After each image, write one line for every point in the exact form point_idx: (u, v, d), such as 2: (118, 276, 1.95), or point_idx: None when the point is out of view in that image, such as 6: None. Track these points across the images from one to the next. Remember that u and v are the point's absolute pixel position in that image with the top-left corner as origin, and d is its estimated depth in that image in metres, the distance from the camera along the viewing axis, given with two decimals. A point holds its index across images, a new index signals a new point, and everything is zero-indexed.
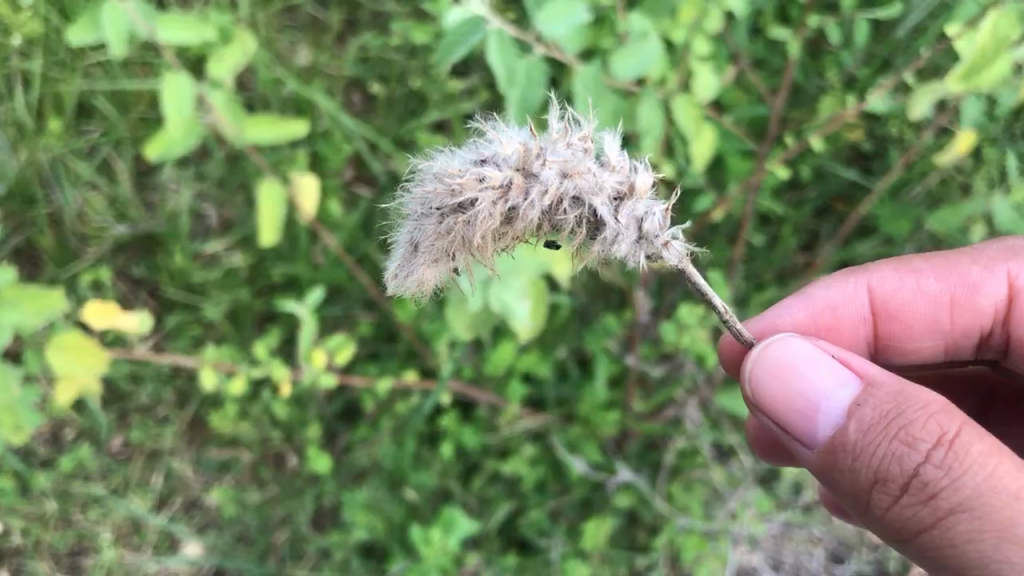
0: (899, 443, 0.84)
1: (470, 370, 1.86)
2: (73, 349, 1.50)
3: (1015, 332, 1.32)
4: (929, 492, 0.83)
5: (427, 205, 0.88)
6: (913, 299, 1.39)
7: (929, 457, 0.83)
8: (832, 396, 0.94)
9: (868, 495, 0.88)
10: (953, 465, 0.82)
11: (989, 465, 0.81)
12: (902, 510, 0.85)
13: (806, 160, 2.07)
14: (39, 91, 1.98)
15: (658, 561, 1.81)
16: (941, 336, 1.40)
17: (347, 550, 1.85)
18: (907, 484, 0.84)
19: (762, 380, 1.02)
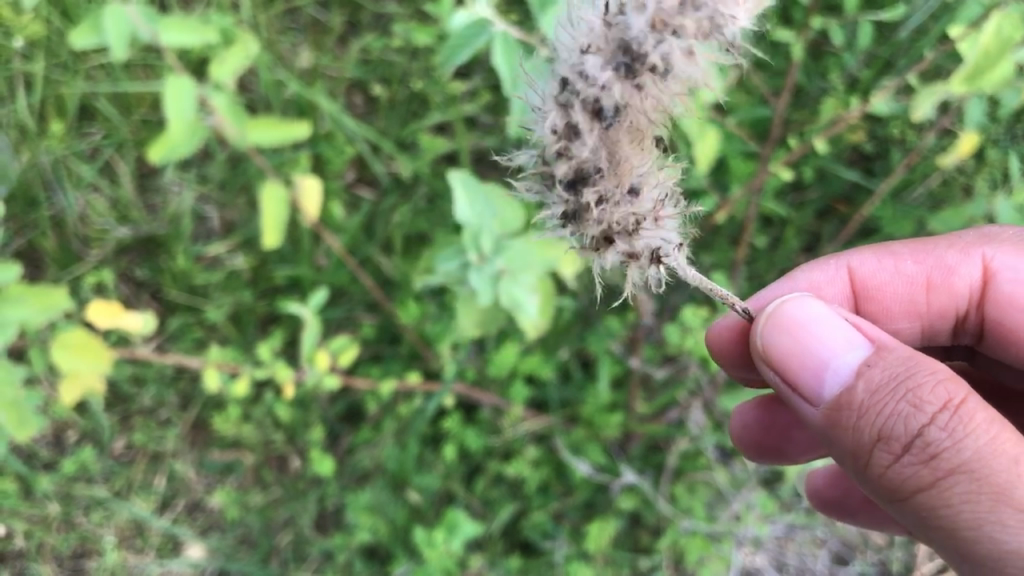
0: (908, 404, 0.82)
1: (473, 372, 1.86)
2: (78, 348, 1.49)
3: (993, 315, 1.28)
4: (931, 453, 0.81)
5: (581, 52, 0.77)
6: (892, 279, 1.35)
7: (935, 419, 0.81)
8: (842, 356, 0.91)
9: (867, 453, 0.85)
10: (958, 428, 0.80)
11: (993, 429, 0.81)
12: (901, 469, 0.83)
13: (809, 162, 2.09)
14: (40, 94, 2.00)
15: (661, 563, 1.82)
16: (919, 318, 1.35)
17: (350, 552, 1.86)
18: (909, 444, 0.82)
19: (770, 335, 0.99)
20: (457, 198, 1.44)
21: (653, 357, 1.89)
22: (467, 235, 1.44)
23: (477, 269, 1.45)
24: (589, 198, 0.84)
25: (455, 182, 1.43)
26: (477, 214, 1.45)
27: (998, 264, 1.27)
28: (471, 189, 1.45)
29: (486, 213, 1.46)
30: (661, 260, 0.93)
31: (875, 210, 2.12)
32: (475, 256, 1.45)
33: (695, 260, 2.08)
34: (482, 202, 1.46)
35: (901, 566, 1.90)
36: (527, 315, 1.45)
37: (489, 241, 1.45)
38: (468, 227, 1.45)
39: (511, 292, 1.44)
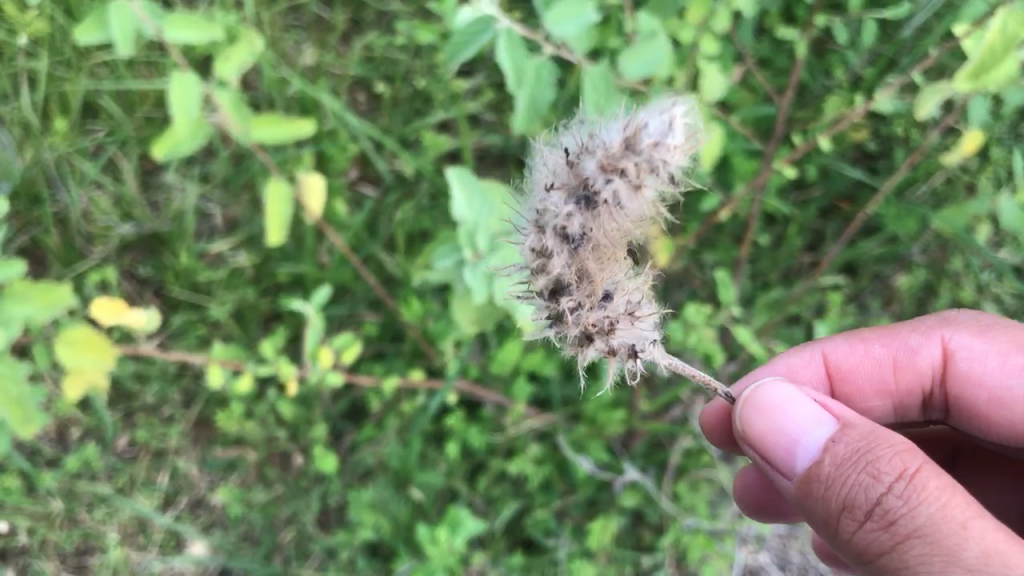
0: (868, 475, 0.93)
1: (476, 370, 1.86)
2: (82, 345, 1.49)
3: (956, 392, 1.37)
4: (889, 518, 0.90)
5: (552, 189, 0.92)
6: (862, 361, 1.46)
7: (892, 489, 0.90)
8: (814, 434, 1.02)
9: (837, 521, 0.96)
10: (912, 496, 0.89)
11: (944, 496, 0.89)
12: (866, 536, 0.93)
13: (812, 160, 2.09)
14: (44, 92, 2.01)
15: (664, 561, 1.82)
16: (890, 395, 1.46)
17: (353, 549, 1.85)
18: (870, 511, 0.91)
19: (752, 418, 1.12)
20: (453, 193, 1.44)
21: (655, 355, 1.90)
22: (462, 233, 1.43)
23: (471, 267, 1.42)
24: (565, 306, 0.98)
25: (451, 177, 1.43)
26: (472, 212, 1.45)
27: (956, 344, 1.36)
28: (468, 185, 1.45)
29: (481, 211, 1.45)
30: (637, 355, 1.05)
31: (878, 208, 2.12)
32: (470, 252, 1.43)
33: (698, 258, 2.08)
34: (479, 200, 1.45)
35: None
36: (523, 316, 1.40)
37: (485, 238, 1.43)
38: (462, 224, 1.44)
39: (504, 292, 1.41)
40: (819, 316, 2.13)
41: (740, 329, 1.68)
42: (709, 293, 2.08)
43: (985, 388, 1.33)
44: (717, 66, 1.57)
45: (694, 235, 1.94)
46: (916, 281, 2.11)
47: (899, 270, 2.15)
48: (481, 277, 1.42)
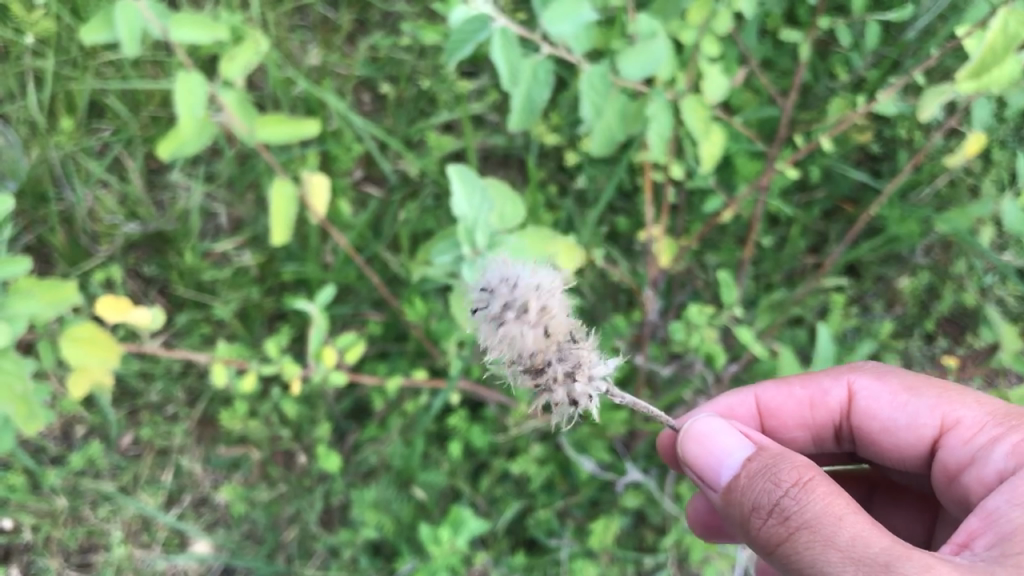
0: (772, 482, 1.02)
1: (479, 370, 1.87)
2: (85, 342, 1.48)
3: (860, 426, 1.39)
4: (784, 514, 0.98)
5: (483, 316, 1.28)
6: (785, 401, 1.48)
7: (788, 492, 0.99)
8: (736, 457, 1.12)
9: (747, 524, 1.04)
10: (803, 496, 0.97)
11: (830, 496, 0.97)
12: (767, 532, 1.00)
13: (816, 161, 2.12)
14: (51, 90, 2.05)
15: (666, 562, 1.82)
16: (809, 429, 1.48)
17: (355, 548, 1.86)
18: (769, 510, 1.00)
19: (688, 447, 1.21)
20: (452, 188, 1.41)
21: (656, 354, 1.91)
22: (462, 232, 1.40)
23: (470, 263, 1.42)
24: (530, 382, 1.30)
25: (452, 172, 1.40)
26: (473, 208, 1.42)
27: (858, 386, 1.39)
28: (469, 182, 1.41)
29: (482, 207, 1.43)
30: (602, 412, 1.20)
31: (882, 210, 2.12)
32: (469, 249, 1.41)
33: (701, 260, 2.08)
34: (479, 196, 1.42)
35: None
36: None
37: (483, 235, 1.42)
38: (462, 221, 1.41)
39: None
40: (823, 318, 2.12)
41: (740, 329, 1.68)
42: (712, 294, 2.08)
43: (879, 420, 1.36)
44: (718, 67, 1.58)
45: (697, 236, 1.95)
46: (920, 283, 2.12)
47: (903, 272, 2.15)
48: (480, 273, 1.42)
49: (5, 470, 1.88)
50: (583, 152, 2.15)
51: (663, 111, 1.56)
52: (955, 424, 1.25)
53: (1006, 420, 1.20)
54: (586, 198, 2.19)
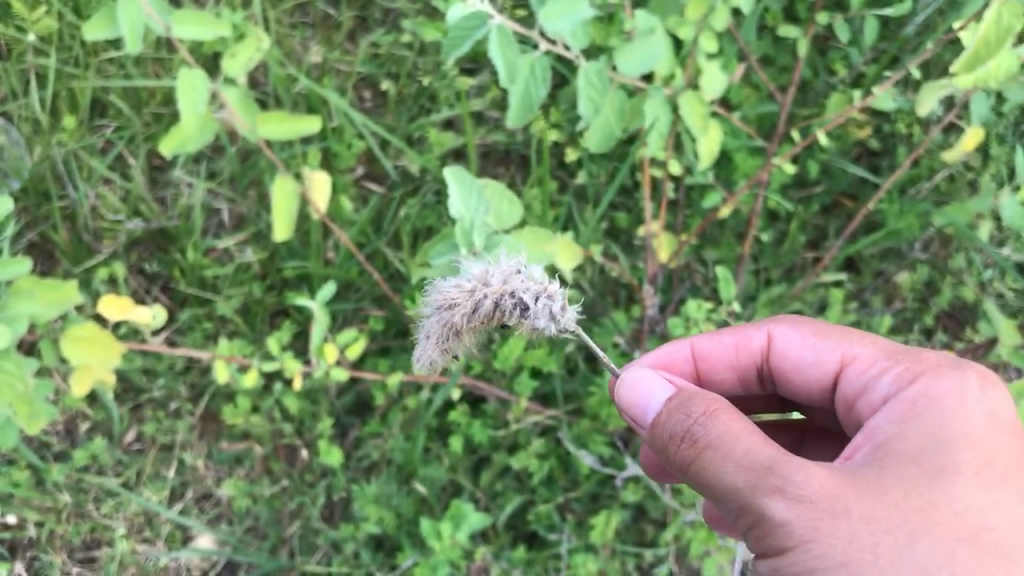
0: (678, 409, 1.11)
1: (479, 366, 1.88)
2: (86, 342, 1.48)
3: (777, 367, 1.45)
4: (694, 438, 1.07)
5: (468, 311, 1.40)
6: (715, 345, 1.52)
7: (696, 420, 1.08)
8: (658, 395, 1.20)
9: (663, 449, 1.13)
10: (708, 422, 1.06)
11: (734, 420, 1.06)
12: (679, 455, 1.09)
13: (815, 156, 2.15)
14: (53, 88, 2.09)
15: (665, 555, 1.84)
16: (736, 371, 1.53)
17: (357, 543, 1.87)
18: (681, 436, 1.08)
19: (617, 389, 1.29)
20: (449, 191, 1.42)
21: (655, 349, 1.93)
22: (460, 232, 1.40)
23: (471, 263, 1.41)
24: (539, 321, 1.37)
25: (448, 175, 1.41)
26: (469, 210, 1.43)
27: (777, 333, 1.43)
28: (464, 185, 1.43)
29: (478, 208, 1.44)
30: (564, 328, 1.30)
31: (881, 206, 2.14)
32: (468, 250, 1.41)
33: (700, 255, 2.09)
34: (474, 197, 1.44)
35: None
36: None
37: (482, 234, 1.42)
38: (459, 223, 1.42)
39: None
40: (821, 313, 2.13)
41: (739, 324, 1.68)
42: (711, 290, 2.08)
43: (791, 359, 1.42)
44: (716, 64, 1.60)
45: (696, 232, 1.96)
46: (918, 278, 2.13)
47: (901, 267, 2.15)
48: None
49: (10, 466, 1.90)
50: (582, 149, 2.17)
51: (660, 107, 1.58)
52: (855, 361, 1.32)
53: (899, 354, 1.26)
54: (585, 194, 2.19)
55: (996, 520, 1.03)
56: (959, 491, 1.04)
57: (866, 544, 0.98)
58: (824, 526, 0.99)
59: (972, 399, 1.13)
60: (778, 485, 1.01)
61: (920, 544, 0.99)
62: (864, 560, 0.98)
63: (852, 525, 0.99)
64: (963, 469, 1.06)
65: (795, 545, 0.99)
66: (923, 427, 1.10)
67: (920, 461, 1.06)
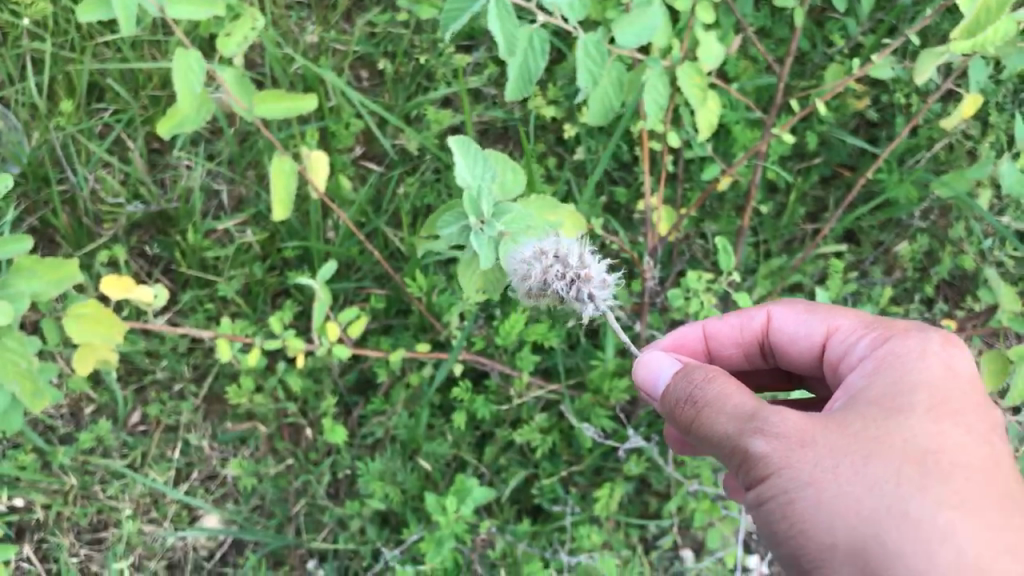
0: (680, 374, 1.20)
1: (481, 342, 1.90)
2: (89, 320, 1.47)
3: (777, 345, 1.47)
4: (690, 396, 1.16)
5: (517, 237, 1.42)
6: (722, 326, 1.53)
7: (693, 381, 1.17)
8: (662, 366, 1.29)
9: (666, 412, 1.22)
10: (703, 381, 1.16)
11: (725, 378, 1.15)
12: (679, 413, 1.18)
13: (813, 127, 2.16)
14: (50, 72, 2.13)
15: (669, 526, 1.85)
16: (743, 350, 1.54)
17: (363, 519, 1.87)
18: (679, 396, 1.18)
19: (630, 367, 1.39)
20: (455, 159, 1.35)
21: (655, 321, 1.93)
22: (467, 203, 1.35)
23: (477, 233, 1.37)
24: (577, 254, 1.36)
25: (454, 143, 1.35)
26: (476, 178, 1.37)
27: (774, 312, 1.45)
28: (471, 152, 1.36)
29: (484, 177, 1.38)
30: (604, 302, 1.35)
31: (880, 175, 2.14)
32: (474, 219, 1.37)
33: (699, 228, 2.09)
34: (481, 165, 1.37)
35: None
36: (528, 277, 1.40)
37: (489, 203, 1.37)
38: (466, 192, 1.36)
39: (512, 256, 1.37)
40: (822, 283, 2.14)
41: (739, 295, 1.69)
42: (711, 262, 2.09)
43: (787, 335, 1.44)
44: (713, 34, 1.60)
45: (695, 204, 1.96)
46: (918, 247, 2.13)
47: (900, 237, 2.16)
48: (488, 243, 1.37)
49: (16, 450, 1.92)
50: (580, 124, 2.17)
51: (659, 78, 1.58)
52: (838, 332, 1.33)
53: (880, 322, 1.28)
54: (584, 169, 2.19)
55: (952, 446, 1.07)
56: (913, 422, 1.08)
57: (826, 469, 1.05)
58: (796, 457, 1.06)
59: (932, 351, 1.17)
60: (759, 425, 1.08)
61: (875, 467, 1.05)
62: (830, 483, 1.05)
63: (812, 454, 1.06)
64: (919, 405, 1.10)
65: (771, 474, 1.07)
66: (888, 375, 1.15)
67: (881, 400, 1.11)
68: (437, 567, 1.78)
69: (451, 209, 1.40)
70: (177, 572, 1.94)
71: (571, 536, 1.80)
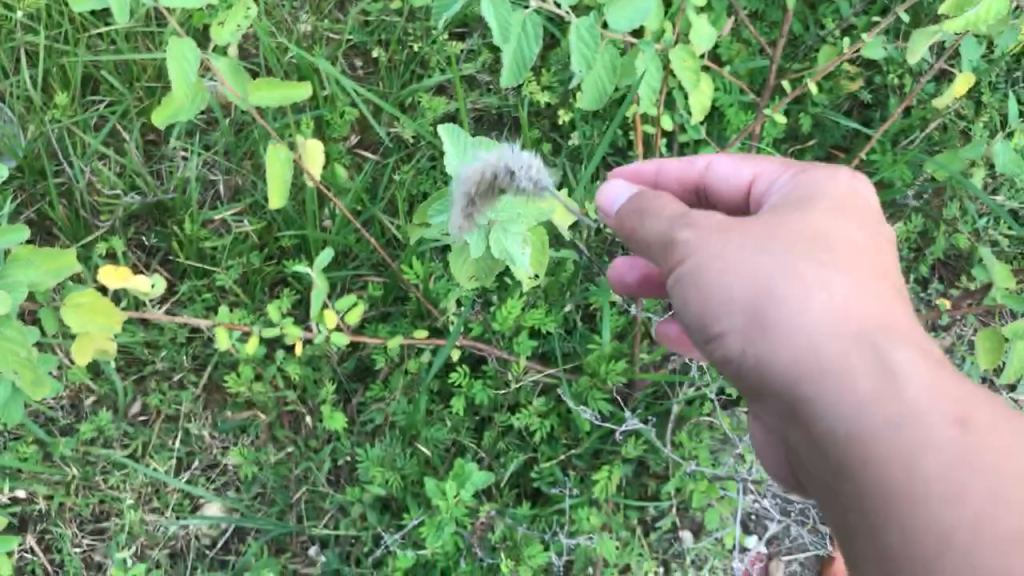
0: (628, 198, 1.26)
1: (478, 327, 1.91)
2: (88, 309, 1.48)
3: (718, 196, 1.49)
4: (634, 212, 1.23)
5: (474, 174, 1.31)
6: (670, 174, 1.55)
7: (638, 200, 1.24)
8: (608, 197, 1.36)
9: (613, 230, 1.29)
10: (647, 198, 1.23)
11: (665, 196, 1.23)
12: (622, 223, 1.25)
13: (806, 109, 2.17)
14: (45, 65, 2.16)
15: (667, 507, 1.87)
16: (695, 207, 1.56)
17: (363, 505, 1.88)
18: (624, 217, 1.25)
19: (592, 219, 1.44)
20: (445, 144, 1.25)
21: (651, 304, 1.94)
22: (455, 186, 1.25)
23: (465, 218, 1.27)
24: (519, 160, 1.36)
25: None
26: (465, 163, 1.27)
27: (713, 160, 1.47)
28: None
29: (474, 161, 1.28)
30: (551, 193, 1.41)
31: (873, 156, 2.15)
32: (463, 203, 1.27)
33: None
34: (470, 149, 1.27)
35: None
36: (521, 268, 1.31)
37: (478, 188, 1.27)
38: (454, 176, 1.27)
39: (503, 243, 1.28)
40: None
41: None
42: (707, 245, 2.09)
43: (724, 186, 1.46)
44: (705, 17, 1.61)
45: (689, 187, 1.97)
46: (913, 228, 2.14)
47: (893, 218, 2.16)
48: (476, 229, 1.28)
49: (17, 441, 1.93)
50: (574, 110, 2.18)
51: (652, 61, 1.59)
52: (761, 174, 1.38)
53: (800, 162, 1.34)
54: (579, 153, 2.20)
55: (841, 233, 1.13)
56: (818, 219, 1.14)
57: (730, 245, 1.10)
58: (711, 242, 1.12)
59: (844, 174, 1.22)
60: (684, 222, 1.15)
61: (772, 248, 1.10)
62: (734, 265, 1.09)
63: (726, 240, 1.11)
64: (824, 207, 1.16)
65: (686, 258, 1.12)
66: (805, 190, 1.21)
67: (795, 207, 1.17)
68: (439, 551, 1.79)
69: (441, 194, 1.31)
70: (179, 559, 1.94)
71: (570, 518, 1.81)
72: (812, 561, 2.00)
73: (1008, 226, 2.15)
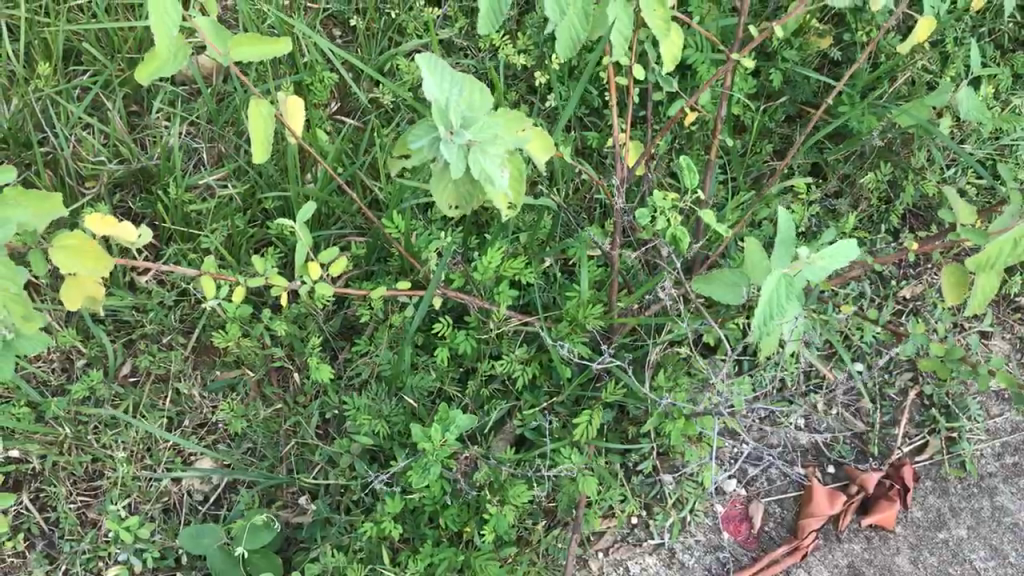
0: None
1: (459, 278, 1.95)
2: (75, 250, 1.52)
3: None
4: None
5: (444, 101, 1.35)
6: None
7: None
8: None
9: None
10: None
11: None
12: None
13: (776, 66, 2.23)
14: (27, 38, 2.19)
15: (647, 448, 1.94)
16: None
17: (352, 455, 1.92)
18: None
19: None
20: (421, 73, 1.29)
21: (626, 252, 1.98)
22: (436, 113, 1.29)
23: (447, 142, 1.31)
24: None
25: (419, 57, 1.28)
26: (444, 92, 1.31)
27: None
28: (439, 66, 1.30)
29: (452, 91, 1.32)
30: None
31: (841, 110, 2.21)
32: (443, 128, 1.30)
33: (668, 165, 2.15)
34: (449, 78, 1.31)
35: (877, 452, 2.09)
36: (498, 187, 1.35)
37: (458, 113, 1.31)
38: (434, 104, 1.30)
39: (482, 164, 1.33)
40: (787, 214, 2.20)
41: (705, 214, 1.74)
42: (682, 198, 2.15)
43: None
44: None
45: (663, 138, 2.01)
46: (883, 177, 2.19)
47: (865, 168, 2.21)
48: (457, 152, 1.32)
49: (11, 403, 1.97)
50: (549, 71, 2.23)
51: (624, 10, 1.62)
52: None
53: None
54: (555, 114, 2.24)
55: None
56: None
57: None
58: None
59: None
60: None
61: None
62: None
63: None
64: None
65: None
66: None
67: None
68: (426, 494, 1.83)
69: (421, 122, 1.35)
70: (172, 514, 1.98)
71: (553, 459, 1.85)
72: (791, 503, 2.04)
73: (975, 175, 2.21)
